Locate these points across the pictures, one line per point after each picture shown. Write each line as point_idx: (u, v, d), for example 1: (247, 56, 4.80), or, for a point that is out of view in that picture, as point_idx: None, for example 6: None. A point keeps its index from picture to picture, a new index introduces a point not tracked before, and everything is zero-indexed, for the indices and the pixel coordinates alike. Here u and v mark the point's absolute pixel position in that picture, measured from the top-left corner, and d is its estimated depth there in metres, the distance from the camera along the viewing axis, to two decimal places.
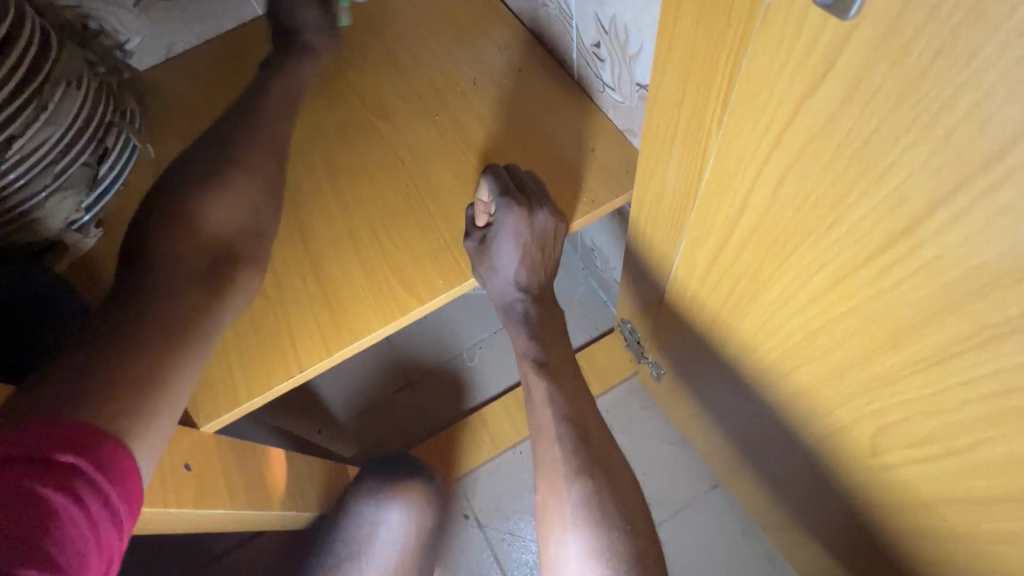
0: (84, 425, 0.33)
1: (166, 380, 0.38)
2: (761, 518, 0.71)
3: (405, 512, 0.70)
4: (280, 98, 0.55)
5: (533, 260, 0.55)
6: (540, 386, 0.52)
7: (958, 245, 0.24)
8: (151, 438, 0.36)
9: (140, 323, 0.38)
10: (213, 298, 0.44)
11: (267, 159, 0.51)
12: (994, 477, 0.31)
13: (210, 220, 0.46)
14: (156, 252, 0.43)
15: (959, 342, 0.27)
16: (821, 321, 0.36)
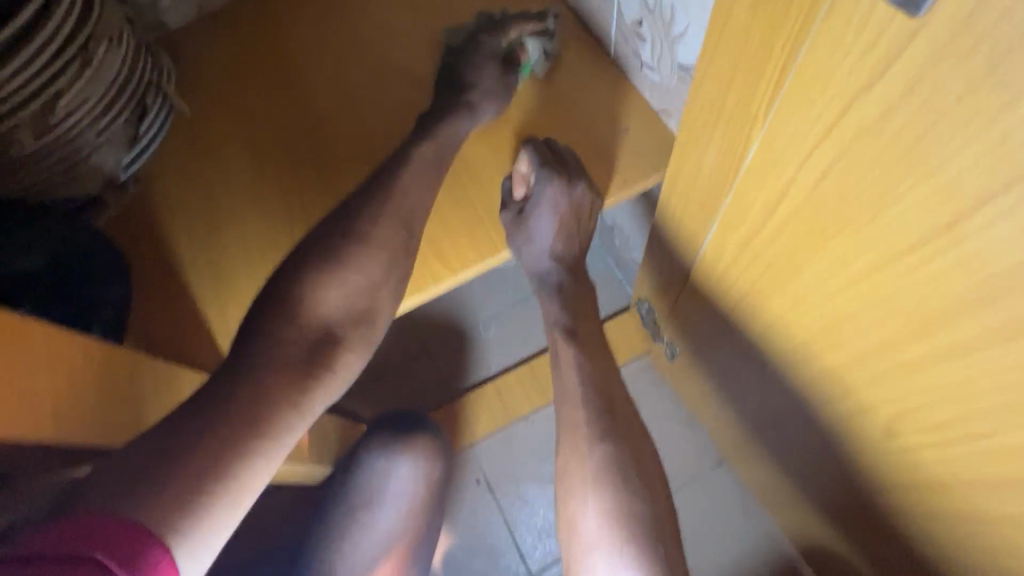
0: (136, 524, 0.32)
1: (254, 458, 0.38)
2: (764, 494, 0.74)
3: (414, 466, 0.73)
4: (418, 175, 0.53)
5: (568, 231, 0.58)
6: (568, 350, 0.56)
7: (1000, 242, 0.25)
8: (231, 508, 0.36)
9: (238, 403, 0.39)
10: (310, 384, 0.43)
11: (397, 229, 0.50)
12: (1005, 463, 0.32)
13: (324, 299, 0.46)
14: (268, 325, 0.44)
15: (988, 336, 0.28)
16: (851, 309, 0.37)
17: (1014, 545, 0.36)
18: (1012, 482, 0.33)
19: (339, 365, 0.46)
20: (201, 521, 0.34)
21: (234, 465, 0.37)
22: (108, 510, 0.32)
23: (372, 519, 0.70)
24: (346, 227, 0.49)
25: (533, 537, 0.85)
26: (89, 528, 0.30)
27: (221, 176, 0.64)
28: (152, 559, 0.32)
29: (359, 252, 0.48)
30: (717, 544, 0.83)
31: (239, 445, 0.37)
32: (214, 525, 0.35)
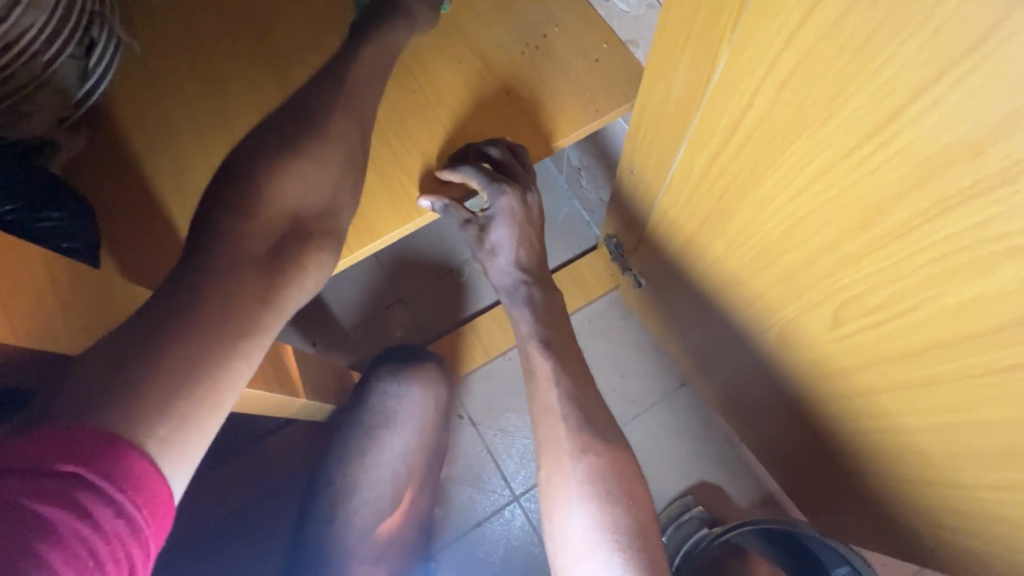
0: (106, 433, 0.35)
1: (199, 374, 0.39)
2: (724, 405, 0.82)
3: (425, 390, 0.78)
4: (376, 53, 0.56)
5: (528, 237, 0.66)
6: (529, 325, 0.65)
7: (932, 128, 0.29)
8: (175, 437, 0.37)
9: (184, 310, 0.41)
10: (271, 279, 0.46)
11: (349, 124, 0.53)
12: (926, 333, 0.38)
13: (283, 193, 0.49)
14: (229, 222, 0.47)
15: (920, 216, 0.33)
16: (805, 211, 0.42)
17: (928, 406, 0.43)
18: (929, 349, 0.39)
19: (307, 261, 0.49)
20: (173, 424, 0.37)
21: (202, 361, 0.40)
22: (90, 421, 0.35)
23: (386, 438, 0.76)
24: (295, 127, 0.51)
25: (515, 463, 0.91)
26: (55, 447, 0.33)
27: (178, 112, 0.60)
28: (131, 471, 0.34)
29: (309, 152, 0.50)
30: (682, 459, 0.89)
31: (204, 342, 0.40)
32: (199, 418, 0.39)
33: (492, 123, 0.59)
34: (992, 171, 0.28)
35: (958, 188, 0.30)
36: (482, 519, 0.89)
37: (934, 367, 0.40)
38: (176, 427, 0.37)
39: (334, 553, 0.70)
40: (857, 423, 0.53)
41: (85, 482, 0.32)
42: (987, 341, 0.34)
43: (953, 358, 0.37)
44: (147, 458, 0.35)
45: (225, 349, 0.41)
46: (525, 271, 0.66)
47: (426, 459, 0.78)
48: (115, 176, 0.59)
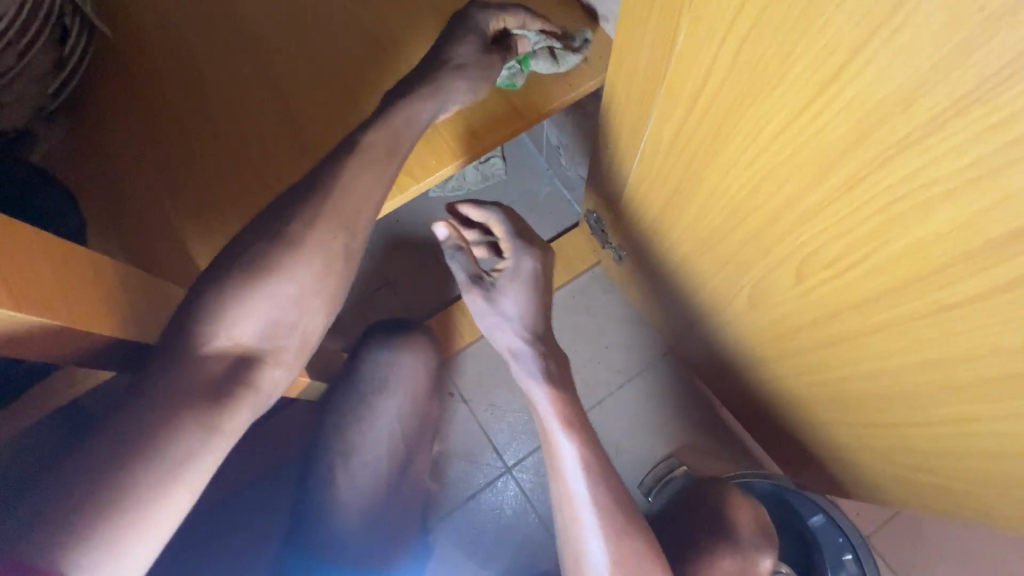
0: (48, 563, 0.36)
1: (152, 497, 0.41)
2: (704, 370, 0.85)
3: (413, 358, 0.82)
4: (373, 156, 0.54)
5: (540, 309, 0.65)
6: (541, 394, 0.61)
7: (870, 84, 0.31)
8: (125, 549, 0.39)
9: (139, 434, 0.42)
10: (222, 404, 0.47)
11: (333, 234, 0.52)
12: (877, 280, 0.41)
13: (246, 316, 0.49)
14: (185, 349, 0.47)
15: (864, 168, 0.36)
16: (765, 171, 0.44)
17: (883, 351, 0.46)
18: (880, 296, 0.42)
19: (260, 382, 0.50)
20: (116, 544, 0.39)
21: (152, 484, 0.41)
22: (25, 551, 0.36)
23: (377, 406, 0.79)
24: (268, 237, 0.51)
25: (507, 436, 0.94)
26: (11, 566, 0.35)
27: (155, 99, 0.60)
28: None
29: (299, 252, 0.51)
30: (667, 425, 0.93)
31: (152, 464, 0.41)
32: (137, 539, 0.40)
33: (469, 102, 0.61)
34: (922, 122, 0.30)
35: (895, 139, 0.32)
36: (476, 492, 0.92)
37: (885, 313, 0.43)
38: (106, 552, 0.38)
39: (332, 515, 0.73)
40: (822, 375, 0.57)
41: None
42: (928, 283, 0.37)
43: (900, 302, 0.40)
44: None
45: (170, 472, 0.42)
46: (538, 339, 0.63)
47: (419, 425, 0.82)
48: (98, 164, 0.60)
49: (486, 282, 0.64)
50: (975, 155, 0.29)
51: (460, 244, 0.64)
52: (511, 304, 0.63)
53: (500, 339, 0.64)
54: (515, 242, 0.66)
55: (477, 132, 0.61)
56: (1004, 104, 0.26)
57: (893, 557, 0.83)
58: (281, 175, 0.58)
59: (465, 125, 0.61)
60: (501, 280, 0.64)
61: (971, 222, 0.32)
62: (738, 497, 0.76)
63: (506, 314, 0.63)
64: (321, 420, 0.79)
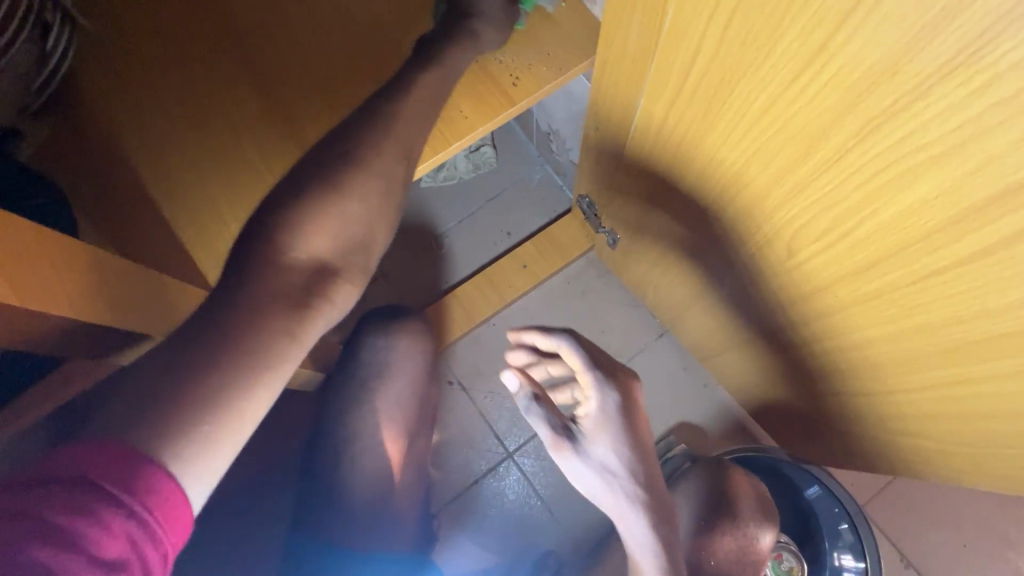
0: (127, 451, 0.36)
1: (240, 393, 0.41)
2: (700, 349, 0.86)
3: (410, 341, 0.83)
4: (432, 84, 0.56)
5: (644, 449, 0.50)
6: (640, 523, 0.48)
7: (856, 53, 0.32)
8: (198, 457, 0.38)
9: (222, 337, 0.42)
10: (303, 310, 0.47)
11: (394, 158, 0.54)
12: (867, 248, 0.42)
13: (318, 229, 0.50)
14: (267, 255, 0.48)
15: (853, 137, 0.36)
16: (757, 146, 0.45)
17: (874, 320, 0.47)
18: (871, 264, 0.43)
19: (334, 294, 0.50)
20: (199, 439, 0.38)
21: (235, 384, 0.41)
22: (122, 439, 0.36)
23: (378, 391, 0.79)
24: (338, 158, 0.52)
25: (508, 422, 0.95)
26: (90, 457, 0.34)
27: (142, 93, 0.59)
28: (154, 488, 0.35)
29: (347, 196, 0.52)
30: (664, 405, 0.94)
31: (233, 366, 0.41)
32: (222, 438, 0.39)
33: (459, 87, 0.61)
34: (908, 89, 0.31)
35: (883, 107, 0.33)
36: (479, 478, 0.93)
37: (876, 282, 0.44)
38: (195, 447, 0.38)
39: (344, 499, 0.74)
40: (815, 347, 0.58)
41: (101, 492, 0.33)
42: (916, 249, 0.38)
43: (890, 270, 0.41)
44: (171, 479, 0.36)
45: (254, 371, 0.42)
46: (641, 485, 0.48)
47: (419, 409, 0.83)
48: (89, 160, 0.59)
49: (571, 429, 0.50)
50: (961, 119, 0.29)
51: (534, 392, 0.51)
52: (607, 455, 0.48)
53: (599, 497, 0.50)
54: (594, 373, 0.51)
55: (469, 116, 0.60)
56: (988, 66, 0.27)
57: (889, 526, 0.85)
58: (273, 166, 0.58)
59: (457, 109, 0.60)
60: (587, 424, 0.50)
61: (957, 186, 0.32)
62: (748, 475, 0.77)
63: (605, 469, 0.48)
64: (324, 409, 0.79)
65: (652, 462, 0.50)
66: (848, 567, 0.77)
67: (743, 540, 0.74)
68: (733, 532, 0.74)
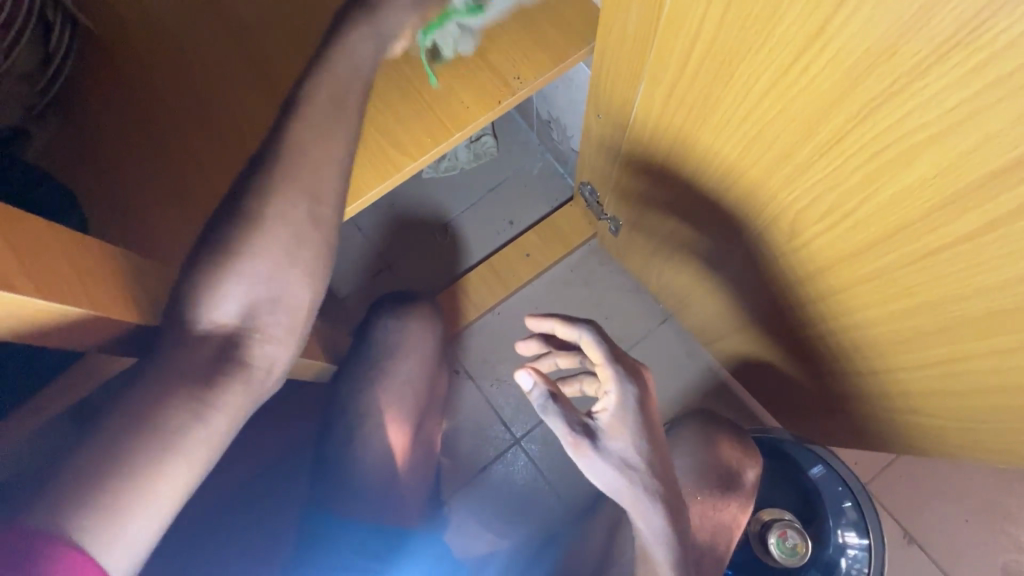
0: (30, 532, 0.35)
1: (148, 474, 0.40)
2: (704, 333, 0.87)
3: (420, 323, 0.84)
4: (330, 101, 0.51)
5: (659, 440, 0.49)
6: (657, 517, 0.47)
7: (854, 35, 0.32)
8: (114, 532, 0.38)
9: (126, 427, 0.41)
10: (213, 384, 0.46)
11: (299, 200, 0.50)
12: (868, 228, 0.42)
13: (227, 296, 0.48)
14: (177, 333, 0.47)
15: (853, 119, 0.37)
16: (757, 129, 0.45)
17: (875, 299, 0.48)
18: (873, 244, 0.43)
19: (253, 358, 0.49)
20: (111, 522, 0.38)
21: (141, 467, 0.40)
22: (21, 521, 0.36)
23: (387, 373, 0.80)
24: (240, 211, 0.50)
25: (515, 409, 0.96)
26: None
27: (146, 91, 0.60)
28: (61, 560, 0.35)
29: (252, 249, 0.49)
30: (669, 389, 0.95)
31: (141, 445, 0.41)
32: (132, 520, 0.39)
33: (460, 77, 0.61)
34: (906, 70, 0.31)
35: (882, 89, 0.33)
36: (488, 464, 0.94)
37: (877, 261, 0.44)
38: (103, 529, 0.38)
39: (353, 475, 0.76)
40: (817, 328, 0.59)
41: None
42: (917, 228, 0.39)
43: (892, 249, 0.42)
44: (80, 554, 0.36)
45: (163, 451, 0.41)
46: (657, 477, 0.47)
47: (428, 392, 0.84)
48: (93, 159, 0.59)
49: (590, 427, 0.48)
50: (959, 98, 0.30)
51: (550, 391, 0.50)
52: (627, 450, 0.47)
53: (619, 496, 0.48)
54: (614, 368, 0.50)
55: (471, 105, 0.61)
56: (985, 46, 0.27)
57: (892, 502, 0.86)
58: None
59: (458, 99, 0.60)
60: (606, 419, 0.49)
61: (955, 166, 0.33)
62: (746, 449, 0.78)
63: (626, 466, 0.47)
64: (333, 394, 0.81)
65: (664, 461, 0.48)
66: (851, 544, 0.79)
67: (722, 510, 0.74)
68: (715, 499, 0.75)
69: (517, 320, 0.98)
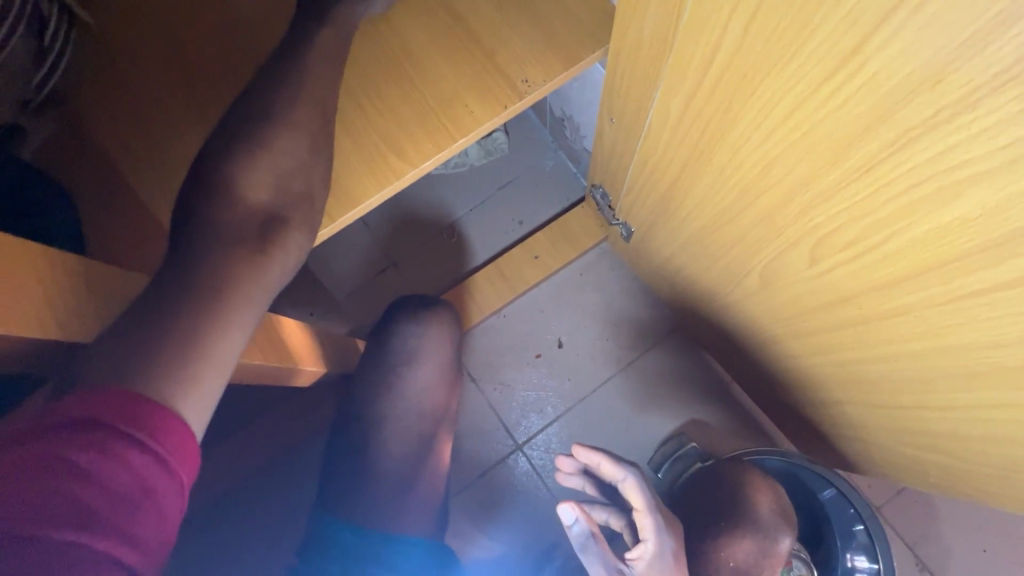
0: (129, 392, 0.41)
1: (214, 344, 0.48)
2: (715, 346, 0.84)
3: (439, 335, 0.83)
4: (325, 50, 0.57)
5: None
6: None
7: (895, 58, 0.29)
8: (195, 396, 0.45)
9: (177, 294, 0.49)
10: (257, 258, 0.54)
11: (311, 110, 0.57)
12: (898, 264, 0.39)
13: (255, 185, 0.57)
14: (210, 210, 0.55)
15: (885, 148, 0.33)
16: (780, 150, 0.41)
17: (899, 335, 0.44)
18: (901, 279, 0.40)
19: (286, 245, 0.56)
20: (180, 375, 0.45)
21: (203, 330, 0.48)
22: (117, 381, 0.42)
23: (403, 374, 0.81)
24: (260, 118, 0.58)
25: (517, 414, 0.94)
26: (98, 402, 0.39)
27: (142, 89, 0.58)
28: (161, 424, 0.41)
29: (272, 152, 0.58)
30: (678, 400, 0.92)
31: (198, 321, 0.48)
32: (206, 388, 0.46)
33: (466, 79, 0.58)
34: (951, 100, 0.28)
35: (922, 119, 0.30)
36: (490, 468, 0.93)
37: (906, 296, 0.40)
38: (185, 391, 0.44)
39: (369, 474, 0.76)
40: (832, 355, 0.55)
41: (116, 431, 0.39)
42: (954, 268, 0.35)
43: (923, 286, 0.38)
44: (174, 418, 0.42)
45: (218, 322, 0.49)
46: None
47: (447, 397, 0.83)
48: (86, 158, 0.58)
49: (625, 574, 0.54)
50: (1012, 136, 0.26)
51: (591, 529, 0.54)
52: None
53: None
54: (653, 519, 0.56)
55: (475, 109, 0.57)
56: None
57: (904, 527, 0.83)
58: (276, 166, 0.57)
59: (462, 103, 0.57)
60: (642, 567, 0.54)
61: (999, 209, 0.29)
62: (773, 495, 0.74)
63: None
64: (348, 398, 0.81)
65: None
66: (861, 568, 0.76)
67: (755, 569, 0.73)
68: (750, 555, 0.72)
69: (524, 324, 0.95)
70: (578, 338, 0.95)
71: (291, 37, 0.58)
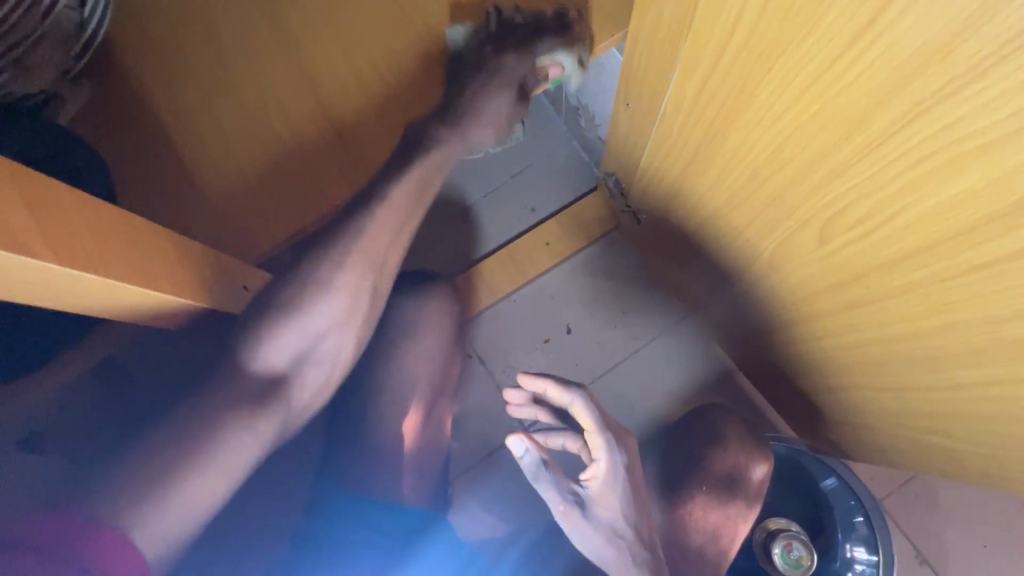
0: (90, 522, 0.45)
1: (195, 478, 0.50)
2: (723, 334, 0.85)
3: (433, 305, 0.85)
4: (408, 190, 0.61)
5: (639, 511, 0.58)
6: None
7: (908, 30, 0.30)
8: (166, 513, 0.48)
9: (165, 446, 0.50)
10: (262, 407, 0.56)
11: (366, 271, 0.61)
12: (905, 239, 0.40)
13: (279, 347, 0.57)
14: (225, 367, 0.55)
15: (896, 122, 0.34)
16: (793, 128, 0.43)
17: (904, 313, 0.45)
18: (908, 255, 0.41)
19: (293, 394, 0.59)
20: (157, 515, 0.48)
21: (199, 457, 0.51)
22: (97, 516, 0.46)
23: (405, 350, 0.81)
24: (313, 252, 0.59)
25: None
26: (51, 529, 0.43)
27: (177, 63, 0.61)
28: (102, 547, 0.44)
29: (320, 296, 0.58)
30: (683, 388, 0.94)
31: (188, 456, 0.50)
32: (178, 504, 0.49)
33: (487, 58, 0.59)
34: (960, 71, 0.29)
35: (932, 91, 0.31)
36: (496, 449, 0.95)
37: (914, 272, 0.41)
38: (151, 513, 0.47)
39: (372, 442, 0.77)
40: (838, 337, 0.57)
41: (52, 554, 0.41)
42: (960, 242, 0.36)
43: (929, 261, 0.39)
44: (126, 540, 0.45)
45: (206, 457, 0.51)
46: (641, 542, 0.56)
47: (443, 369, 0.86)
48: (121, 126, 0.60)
49: (580, 495, 0.56)
50: (1018, 105, 0.27)
51: (543, 458, 0.53)
52: (613, 518, 0.55)
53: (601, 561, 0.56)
54: (604, 437, 0.57)
55: None
56: None
57: (904, 520, 0.84)
58: None
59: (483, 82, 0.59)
60: (595, 487, 0.56)
61: (1005, 179, 0.31)
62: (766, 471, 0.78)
63: (614, 531, 0.55)
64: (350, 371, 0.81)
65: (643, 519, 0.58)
66: (860, 560, 0.77)
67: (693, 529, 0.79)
68: (710, 504, 0.79)
69: (533, 308, 0.97)
70: (585, 323, 0.96)
71: (389, 162, 0.61)
